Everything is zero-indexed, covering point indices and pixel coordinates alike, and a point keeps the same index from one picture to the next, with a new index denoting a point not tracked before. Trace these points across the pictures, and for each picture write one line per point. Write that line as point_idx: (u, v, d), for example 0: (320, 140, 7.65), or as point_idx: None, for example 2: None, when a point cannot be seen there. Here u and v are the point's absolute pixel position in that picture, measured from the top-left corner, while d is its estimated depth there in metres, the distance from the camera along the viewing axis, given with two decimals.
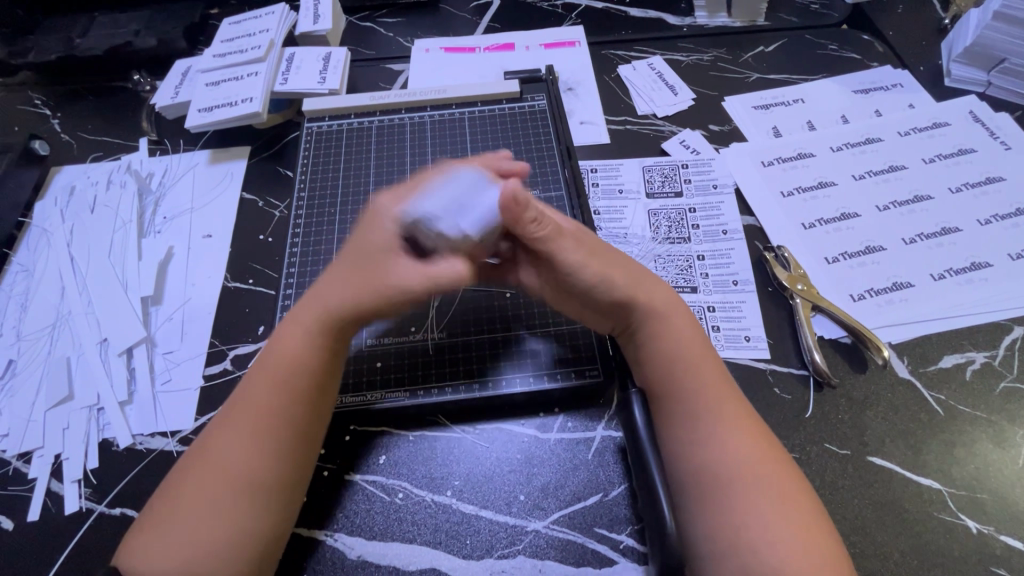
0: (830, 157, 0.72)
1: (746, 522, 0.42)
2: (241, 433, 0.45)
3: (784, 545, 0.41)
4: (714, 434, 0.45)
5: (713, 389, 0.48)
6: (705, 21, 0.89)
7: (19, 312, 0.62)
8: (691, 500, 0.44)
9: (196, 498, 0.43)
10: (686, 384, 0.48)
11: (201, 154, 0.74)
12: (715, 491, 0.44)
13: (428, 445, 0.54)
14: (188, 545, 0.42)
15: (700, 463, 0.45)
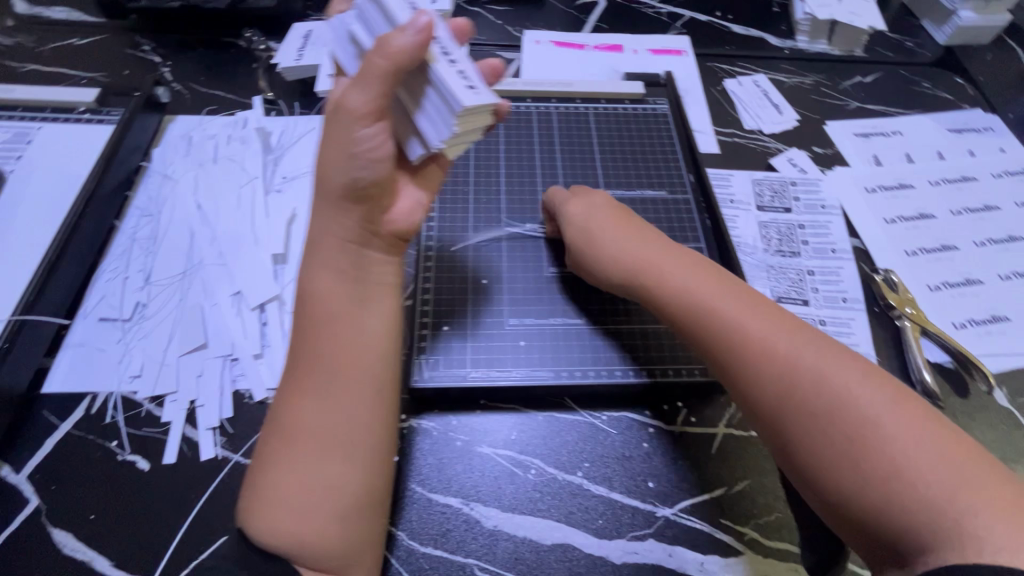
0: (929, 190, 0.75)
1: (896, 461, 0.38)
2: (318, 390, 0.45)
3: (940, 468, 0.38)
4: (768, 364, 0.45)
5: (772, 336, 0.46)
6: (805, 45, 0.92)
7: (145, 256, 0.62)
8: (840, 474, 0.40)
9: (294, 461, 0.43)
10: (723, 315, 0.48)
11: (318, 119, 0.75)
12: (858, 443, 0.40)
13: (558, 426, 0.55)
14: (299, 507, 0.43)
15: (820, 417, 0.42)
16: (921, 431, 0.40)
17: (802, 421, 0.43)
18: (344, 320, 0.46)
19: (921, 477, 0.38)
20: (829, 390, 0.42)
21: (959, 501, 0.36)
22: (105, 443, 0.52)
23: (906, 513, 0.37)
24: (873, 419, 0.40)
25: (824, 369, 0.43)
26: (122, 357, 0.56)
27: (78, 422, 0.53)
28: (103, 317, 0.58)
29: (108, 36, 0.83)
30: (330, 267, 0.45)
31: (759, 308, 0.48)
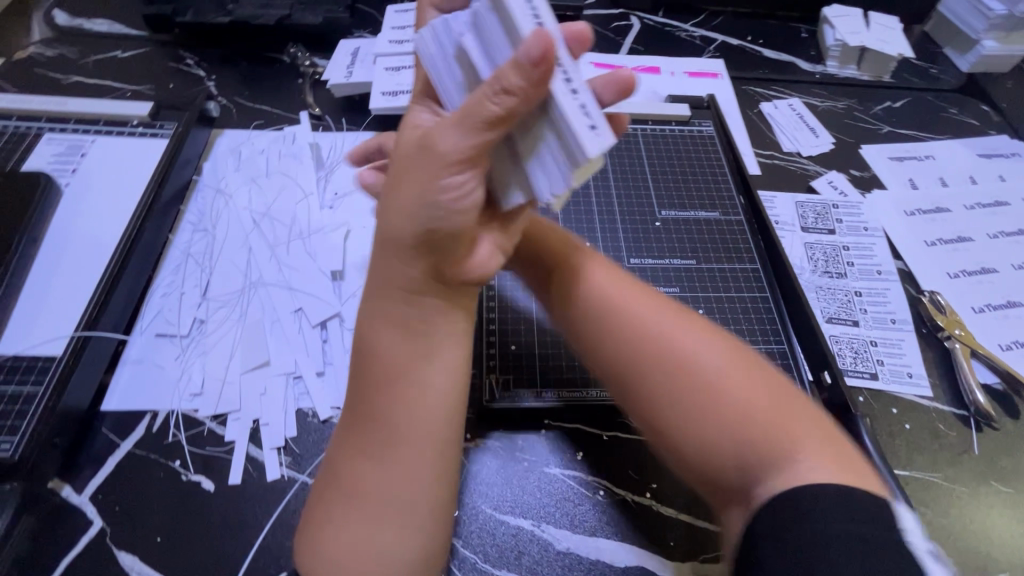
0: (965, 214, 0.77)
1: (733, 420, 0.41)
2: (367, 446, 0.42)
3: (755, 426, 0.40)
4: (625, 325, 0.46)
5: (638, 306, 0.47)
6: (835, 70, 0.94)
7: (201, 271, 0.61)
8: (699, 441, 0.42)
9: (342, 517, 0.42)
10: (601, 291, 0.48)
11: (366, 135, 0.75)
12: (716, 409, 0.41)
13: (624, 446, 0.55)
14: (352, 564, 0.41)
15: (683, 386, 0.42)
16: (750, 379, 0.42)
17: (651, 374, 0.44)
18: (402, 385, 0.41)
19: (751, 419, 0.40)
20: (673, 345, 0.44)
21: (778, 438, 0.40)
22: (169, 462, 0.51)
23: (733, 450, 0.40)
24: (710, 371, 0.42)
25: (677, 327, 0.45)
26: (182, 373, 0.55)
27: (140, 440, 0.52)
28: (160, 333, 0.57)
29: (152, 50, 0.83)
30: (389, 328, 0.41)
31: (633, 284, 0.49)
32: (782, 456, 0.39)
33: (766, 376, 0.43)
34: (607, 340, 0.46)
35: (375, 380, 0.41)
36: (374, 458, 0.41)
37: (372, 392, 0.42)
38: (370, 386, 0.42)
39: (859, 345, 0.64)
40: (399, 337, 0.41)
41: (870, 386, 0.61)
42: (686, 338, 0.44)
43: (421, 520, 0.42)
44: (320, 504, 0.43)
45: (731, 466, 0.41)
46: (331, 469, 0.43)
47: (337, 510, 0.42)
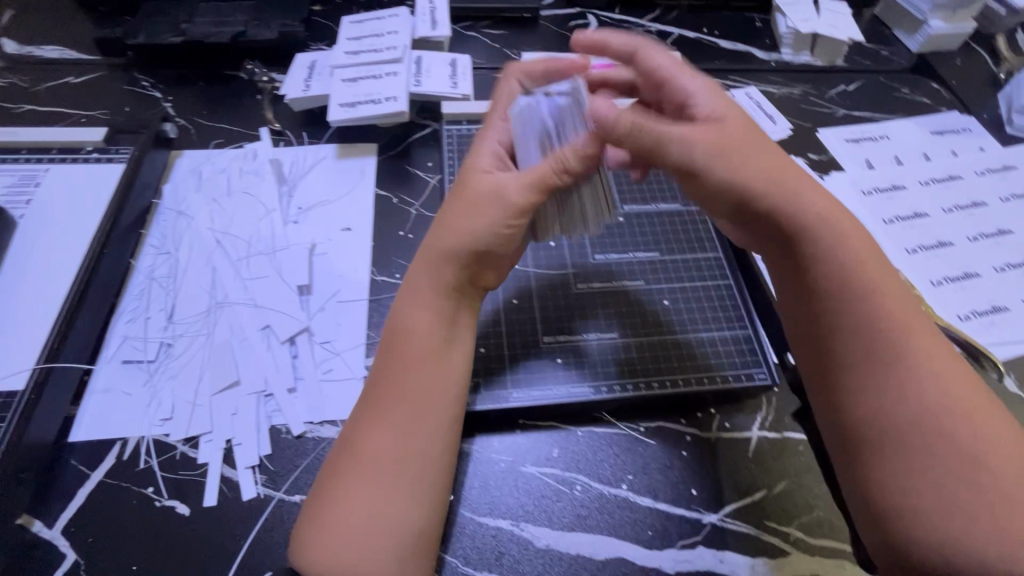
0: (921, 190, 0.79)
1: (972, 502, 0.41)
2: (389, 419, 0.48)
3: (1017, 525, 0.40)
4: (931, 384, 0.44)
5: (932, 363, 0.45)
6: (790, 57, 0.96)
7: (166, 295, 0.61)
8: (934, 508, 0.42)
9: (362, 489, 0.46)
10: (893, 333, 0.46)
11: (328, 148, 0.75)
12: (965, 486, 0.41)
13: (598, 440, 0.56)
14: (356, 537, 0.44)
15: (944, 449, 0.42)
16: (1004, 457, 0.42)
17: (889, 426, 0.44)
18: (426, 359, 0.50)
19: (990, 500, 0.41)
20: (942, 410, 0.43)
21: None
22: (141, 490, 0.51)
23: (955, 528, 0.41)
24: (971, 449, 0.42)
25: (925, 383, 0.44)
26: (151, 399, 0.55)
27: (110, 469, 0.51)
28: (128, 360, 0.57)
29: (106, 74, 0.82)
30: (419, 309, 0.52)
31: (924, 333, 0.47)
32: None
33: (1006, 447, 0.43)
34: (863, 388, 0.46)
35: (398, 357, 0.50)
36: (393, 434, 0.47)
37: (393, 370, 0.50)
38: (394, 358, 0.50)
39: None
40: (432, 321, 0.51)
41: None
42: (954, 410, 0.43)
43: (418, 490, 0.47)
44: (329, 478, 0.47)
45: (939, 542, 0.41)
46: (346, 444, 0.48)
47: (349, 483, 0.46)
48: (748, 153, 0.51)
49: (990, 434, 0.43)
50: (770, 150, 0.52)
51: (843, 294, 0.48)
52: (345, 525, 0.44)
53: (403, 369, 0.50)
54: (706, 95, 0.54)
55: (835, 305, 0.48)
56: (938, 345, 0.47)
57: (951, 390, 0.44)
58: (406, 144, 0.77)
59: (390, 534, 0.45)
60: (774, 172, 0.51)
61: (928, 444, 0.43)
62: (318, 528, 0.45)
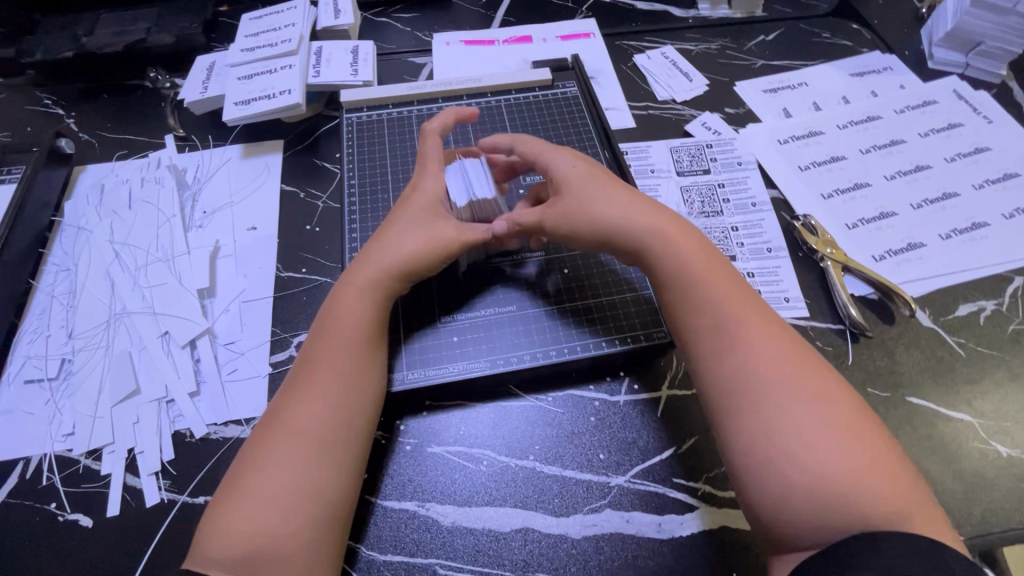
0: (838, 134, 0.78)
1: (841, 460, 0.40)
2: (301, 419, 0.47)
3: (880, 481, 0.39)
4: (786, 357, 0.45)
5: (786, 342, 0.46)
6: (708, 13, 0.94)
7: (67, 311, 0.60)
8: (807, 467, 0.40)
9: (277, 474, 0.45)
10: (748, 316, 0.47)
11: (233, 149, 0.74)
12: (830, 445, 0.40)
13: (504, 414, 0.56)
14: (272, 507, 0.43)
15: (805, 413, 0.42)
16: (852, 431, 0.41)
17: (739, 405, 0.44)
18: (352, 342, 0.51)
19: (854, 470, 0.40)
20: (801, 381, 0.43)
21: (884, 500, 0.39)
22: (44, 506, 0.51)
23: (812, 499, 0.39)
24: (828, 413, 0.42)
25: (770, 363, 0.45)
26: (52, 416, 0.55)
27: (12, 489, 0.51)
28: (29, 379, 0.57)
29: (7, 96, 0.81)
30: (353, 291, 0.53)
31: (777, 321, 0.48)
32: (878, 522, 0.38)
33: (853, 425, 0.42)
34: (714, 372, 0.46)
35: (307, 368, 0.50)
36: (300, 437, 0.46)
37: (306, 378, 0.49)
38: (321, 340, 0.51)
39: None
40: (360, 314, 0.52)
41: None
42: (815, 384, 0.43)
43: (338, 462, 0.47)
44: (235, 481, 0.45)
45: (798, 515, 0.40)
46: (269, 421, 0.48)
47: (251, 482, 0.45)
48: (598, 203, 0.53)
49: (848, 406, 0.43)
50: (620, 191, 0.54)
51: (690, 289, 0.49)
52: (243, 525, 0.43)
53: (329, 350, 0.50)
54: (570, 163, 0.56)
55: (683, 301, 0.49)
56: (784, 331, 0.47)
57: (805, 365, 0.45)
58: (313, 137, 0.76)
59: (305, 506, 0.44)
60: (619, 206, 0.53)
61: (775, 418, 0.42)
62: (217, 528, 0.43)
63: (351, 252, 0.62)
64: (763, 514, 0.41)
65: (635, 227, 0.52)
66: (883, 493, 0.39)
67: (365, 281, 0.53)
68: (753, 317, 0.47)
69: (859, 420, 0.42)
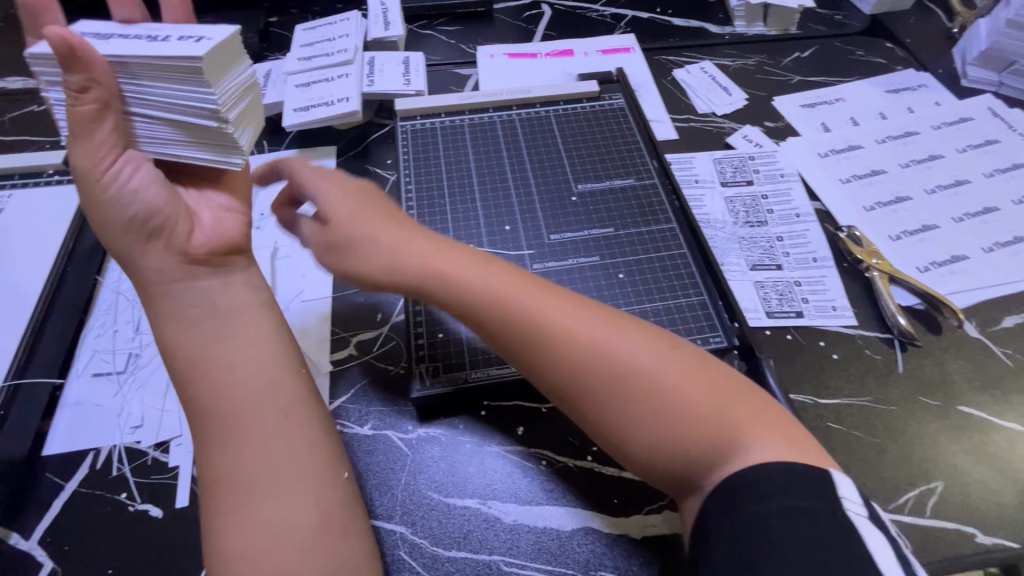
0: (878, 148, 0.79)
1: (676, 418, 0.42)
2: (230, 459, 0.44)
3: (717, 416, 0.42)
4: (606, 355, 0.44)
5: (591, 331, 0.46)
6: (744, 29, 0.97)
7: (132, 307, 0.62)
8: (674, 448, 0.42)
9: (245, 514, 0.42)
10: (552, 324, 0.46)
11: (288, 154, 0.76)
12: (668, 415, 0.42)
13: (562, 415, 0.57)
14: (248, 532, 0.41)
15: (634, 395, 0.43)
16: (682, 367, 0.44)
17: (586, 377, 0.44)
18: (217, 359, 0.47)
19: (693, 425, 0.42)
20: (620, 365, 0.44)
21: (733, 423, 0.41)
22: (115, 496, 0.52)
23: (680, 453, 0.42)
24: (653, 380, 0.43)
25: (604, 332, 0.46)
26: (121, 408, 0.56)
27: (84, 479, 0.53)
28: (97, 372, 0.58)
29: None
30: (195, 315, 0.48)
31: (579, 311, 0.47)
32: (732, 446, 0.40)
33: (689, 367, 0.44)
34: (567, 392, 0.46)
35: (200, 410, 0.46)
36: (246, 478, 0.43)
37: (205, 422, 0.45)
38: (184, 375, 0.47)
39: (784, 287, 0.66)
40: (207, 329, 0.48)
41: (796, 324, 0.63)
42: (635, 366, 0.44)
43: (297, 481, 0.44)
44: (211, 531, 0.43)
45: (677, 462, 0.42)
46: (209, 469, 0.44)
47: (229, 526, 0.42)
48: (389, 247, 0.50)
49: (662, 364, 0.44)
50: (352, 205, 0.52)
51: (505, 294, 0.48)
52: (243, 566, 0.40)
53: (196, 382, 0.46)
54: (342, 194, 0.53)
55: (513, 295, 0.48)
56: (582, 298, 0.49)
57: (603, 339, 0.45)
58: (366, 143, 0.78)
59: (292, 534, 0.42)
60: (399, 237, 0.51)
61: (618, 416, 0.43)
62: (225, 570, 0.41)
63: None
64: (655, 468, 0.43)
65: (420, 258, 0.50)
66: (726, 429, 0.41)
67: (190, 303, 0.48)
68: (567, 312, 0.47)
69: (696, 362, 0.45)
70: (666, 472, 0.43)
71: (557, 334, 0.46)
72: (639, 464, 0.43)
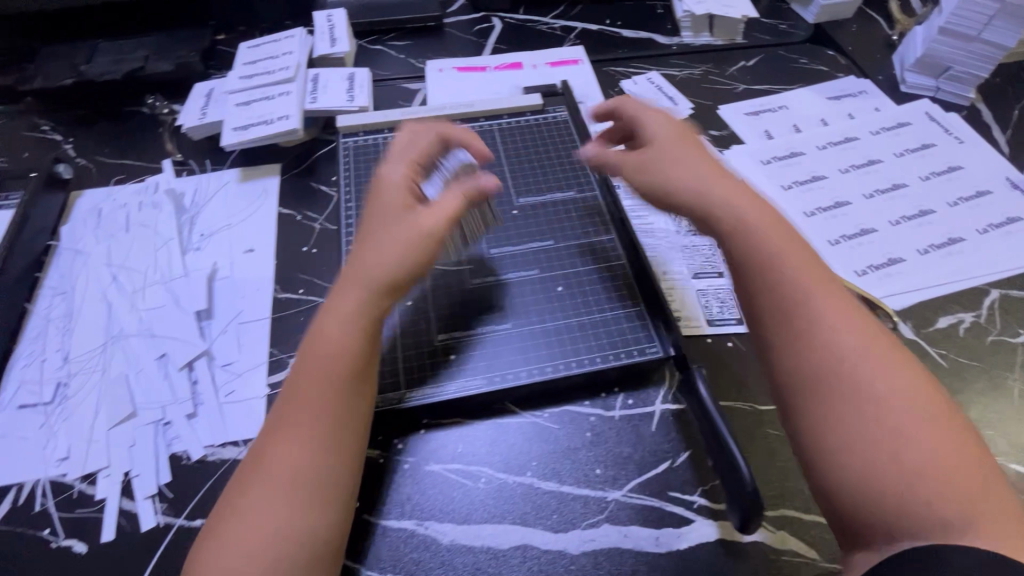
0: (818, 154, 0.81)
1: (917, 473, 0.39)
2: (296, 452, 0.45)
3: (956, 490, 0.38)
4: (864, 370, 0.43)
5: (858, 346, 0.44)
6: (691, 39, 0.99)
7: (62, 334, 0.60)
8: (889, 498, 0.39)
9: (258, 506, 0.43)
10: (813, 311, 0.46)
11: (231, 172, 0.75)
12: (904, 465, 0.39)
13: (502, 431, 0.56)
14: (252, 529, 0.42)
15: (881, 424, 0.41)
16: (943, 430, 0.41)
17: (833, 382, 0.43)
18: (337, 360, 0.48)
19: (928, 482, 0.39)
20: (875, 387, 0.42)
21: (969, 503, 0.38)
22: (36, 533, 0.50)
23: (905, 502, 0.39)
24: (899, 419, 0.41)
25: (883, 357, 0.44)
26: (46, 441, 0.54)
27: (5, 516, 0.51)
28: (23, 404, 0.56)
29: (5, 122, 0.82)
30: (339, 314, 0.50)
31: (860, 323, 0.45)
32: (960, 523, 0.37)
33: (943, 427, 0.41)
34: (806, 391, 0.44)
35: (296, 400, 0.47)
36: (292, 478, 0.44)
37: (294, 410, 0.47)
38: (305, 360, 0.48)
39: (726, 294, 0.66)
40: (353, 331, 0.49)
41: (737, 331, 0.64)
42: (902, 402, 0.42)
43: (328, 494, 0.45)
44: (227, 503, 0.45)
45: (886, 503, 0.39)
46: (261, 447, 0.46)
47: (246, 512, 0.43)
48: (679, 170, 0.53)
49: (925, 414, 0.41)
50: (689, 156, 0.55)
51: (781, 268, 0.48)
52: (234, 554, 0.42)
53: (312, 371, 0.48)
54: (660, 121, 0.59)
55: (790, 273, 0.47)
56: (879, 325, 0.47)
57: (864, 359, 0.43)
58: (310, 160, 0.78)
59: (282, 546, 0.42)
60: (676, 168, 0.54)
61: (853, 436, 0.41)
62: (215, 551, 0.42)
63: None
64: (845, 498, 0.41)
65: (687, 195, 0.52)
66: (957, 506, 0.38)
67: (355, 308, 0.50)
68: (849, 315, 0.46)
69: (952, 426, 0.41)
70: (857, 509, 0.40)
71: (820, 325, 0.45)
72: (838, 490, 0.41)
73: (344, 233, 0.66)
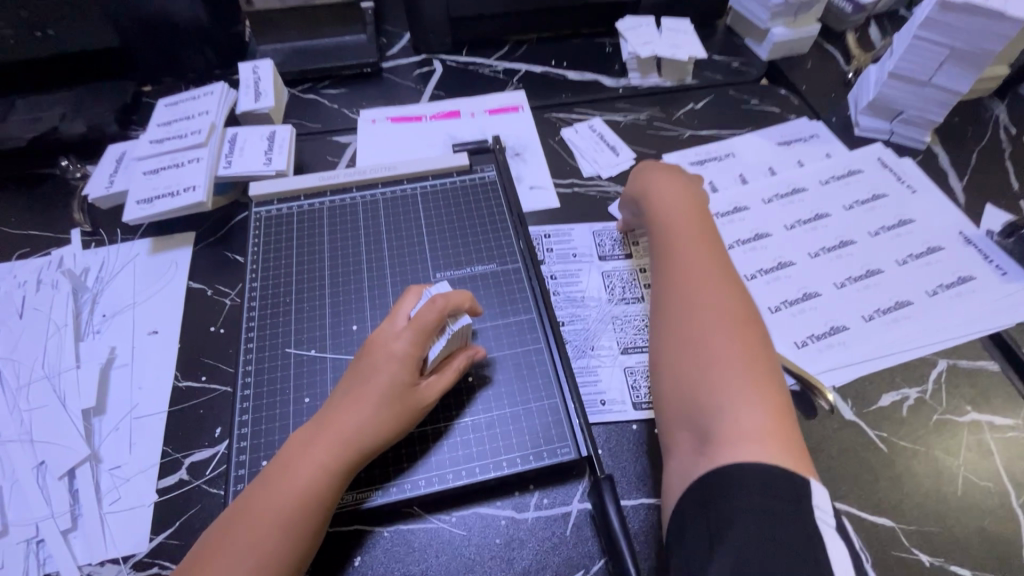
0: (763, 209, 0.77)
1: (715, 395, 0.48)
2: None
3: (740, 405, 0.47)
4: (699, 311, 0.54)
5: (703, 297, 0.55)
6: (638, 81, 0.95)
7: None
8: (697, 416, 0.49)
9: None
10: (675, 269, 0.59)
11: (142, 244, 0.72)
12: (706, 388, 0.49)
13: (404, 541, 0.52)
14: None
15: (700, 355, 0.51)
16: (749, 363, 0.50)
17: (673, 326, 0.55)
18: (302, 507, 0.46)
19: (718, 397, 0.48)
20: (702, 325, 0.53)
21: (748, 414, 0.46)
22: None
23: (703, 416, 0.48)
24: (712, 350, 0.51)
25: (722, 311, 0.54)
26: None
27: None
28: None
29: None
30: (316, 455, 0.47)
31: (715, 281, 0.57)
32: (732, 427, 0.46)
33: (752, 363, 0.50)
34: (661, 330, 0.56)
35: (246, 537, 0.44)
36: None
37: (246, 540, 0.44)
38: (273, 487, 0.46)
39: None
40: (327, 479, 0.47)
41: None
42: (722, 340, 0.52)
43: None
44: None
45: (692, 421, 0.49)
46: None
47: None
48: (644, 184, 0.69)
49: (737, 350, 0.51)
50: (672, 176, 0.68)
51: (665, 235, 0.63)
52: None
53: (275, 501, 0.45)
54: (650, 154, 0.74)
55: (671, 240, 0.62)
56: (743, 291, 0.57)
57: (701, 305, 0.55)
58: (227, 227, 0.74)
59: None
60: (650, 176, 0.69)
61: (680, 365, 0.52)
62: None
63: (243, 372, 0.58)
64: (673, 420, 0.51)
65: (663, 188, 0.67)
66: (737, 415, 0.46)
67: (336, 455, 0.48)
68: (709, 275, 0.57)
69: (759, 367, 0.50)
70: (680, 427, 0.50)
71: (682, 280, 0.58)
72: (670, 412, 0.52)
73: (244, 315, 0.61)
